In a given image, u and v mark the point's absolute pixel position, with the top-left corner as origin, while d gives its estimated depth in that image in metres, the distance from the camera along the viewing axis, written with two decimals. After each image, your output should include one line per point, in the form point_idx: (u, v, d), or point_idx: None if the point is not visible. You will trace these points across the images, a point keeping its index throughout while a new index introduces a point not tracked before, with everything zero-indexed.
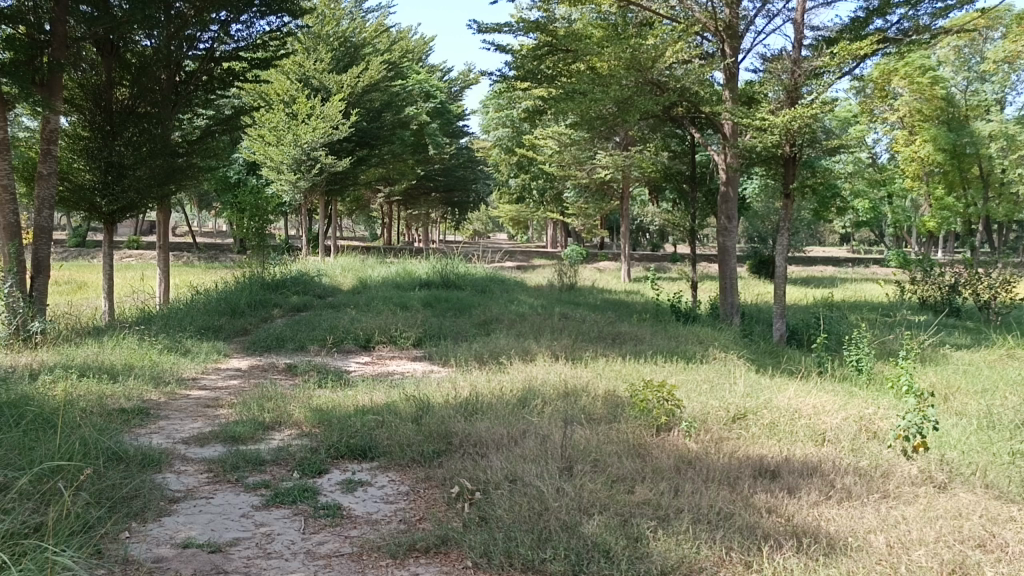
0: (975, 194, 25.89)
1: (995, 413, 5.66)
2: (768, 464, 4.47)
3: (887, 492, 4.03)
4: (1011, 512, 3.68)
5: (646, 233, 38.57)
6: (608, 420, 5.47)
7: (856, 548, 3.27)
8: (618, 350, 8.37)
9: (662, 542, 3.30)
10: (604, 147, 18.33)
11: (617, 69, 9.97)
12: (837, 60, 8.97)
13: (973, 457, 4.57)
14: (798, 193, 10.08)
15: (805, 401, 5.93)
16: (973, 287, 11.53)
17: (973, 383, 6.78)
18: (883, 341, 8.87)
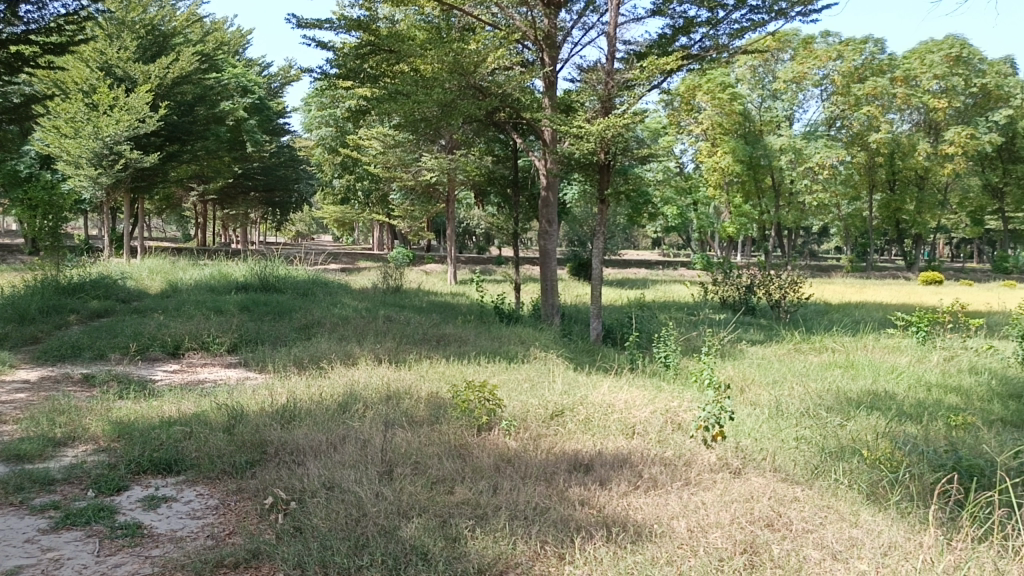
0: (769, 203, 28.36)
1: (783, 403, 6.19)
2: (582, 459, 4.64)
3: (688, 479, 4.30)
4: (796, 492, 4.03)
5: (471, 236, 39.08)
6: (430, 421, 5.47)
7: (660, 534, 3.46)
8: (442, 352, 8.40)
9: (479, 541, 3.34)
10: (429, 149, 18.39)
11: (440, 72, 9.98)
12: (647, 74, 9.52)
13: (763, 443, 4.98)
14: (612, 198, 10.53)
15: (618, 397, 6.22)
16: (766, 288, 12.56)
17: (765, 375, 7.38)
18: (688, 338, 9.48)
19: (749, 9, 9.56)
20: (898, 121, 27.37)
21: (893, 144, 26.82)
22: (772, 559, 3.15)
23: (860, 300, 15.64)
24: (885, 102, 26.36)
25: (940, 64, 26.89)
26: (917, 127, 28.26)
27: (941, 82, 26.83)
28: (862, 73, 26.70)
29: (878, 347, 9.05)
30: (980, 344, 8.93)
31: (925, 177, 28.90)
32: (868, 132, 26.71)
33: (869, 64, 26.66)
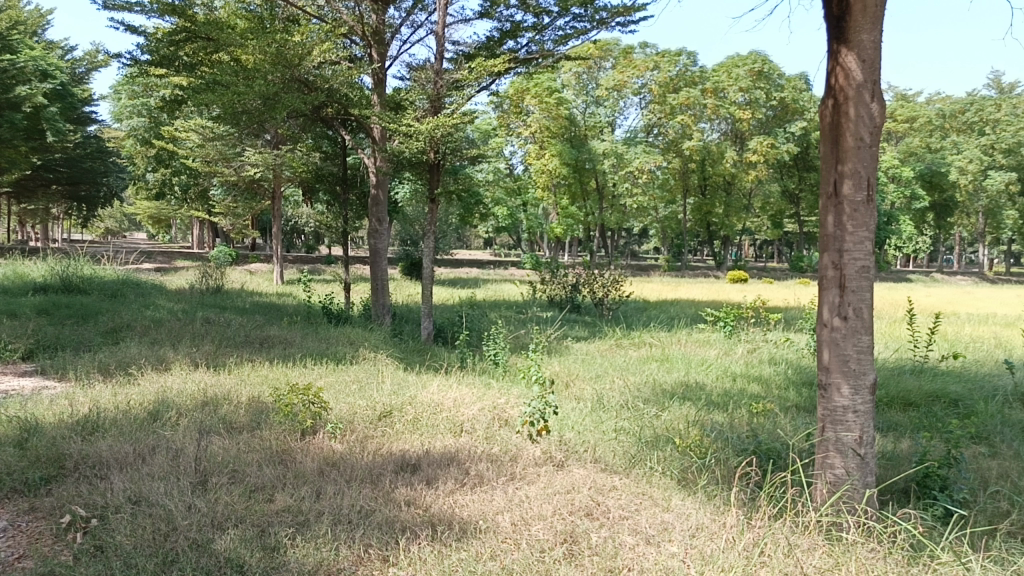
0: (593, 205, 29.47)
1: (604, 396, 6.45)
2: (409, 459, 4.60)
3: (513, 474, 4.37)
4: (615, 482, 4.20)
5: (300, 235, 37.88)
6: (250, 428, 5.23)
7: (484, 530, 3.49)
8: (265, 355, 8.07)
9: (300, 549, 3.23)
10: (253, 144, 17.69)
11: (263, 64, 9.57)
12: (475, 75, 9.60)
13: (585, 436, 5.15)
14: (442, 197, 10.51)
15: (446, 395, 6.23)
16: (590, 286, 13.05)
17: (588, 370, 7.66)
18: (517, 335, 9.68)
19: (572, 16, 9.86)
20: (709, 131, 29.45)
21: (703, 151, 28.67)
22: (591, 547, 3.26)
23: (674, 301, 15.77)
24: (697, 112, 27.99)
25: (744, 77, 29.00)
26: (725, 136, 30.27)
27: (746, 95, 28.94)
28: (676, 84, 28.36)
29: (691, 341, 9.61)
30: (778, 337, 9.71)
31: (732, 183, 30.94)
32: (682, 139, 28.29)
33: (682, 75, 28.30)
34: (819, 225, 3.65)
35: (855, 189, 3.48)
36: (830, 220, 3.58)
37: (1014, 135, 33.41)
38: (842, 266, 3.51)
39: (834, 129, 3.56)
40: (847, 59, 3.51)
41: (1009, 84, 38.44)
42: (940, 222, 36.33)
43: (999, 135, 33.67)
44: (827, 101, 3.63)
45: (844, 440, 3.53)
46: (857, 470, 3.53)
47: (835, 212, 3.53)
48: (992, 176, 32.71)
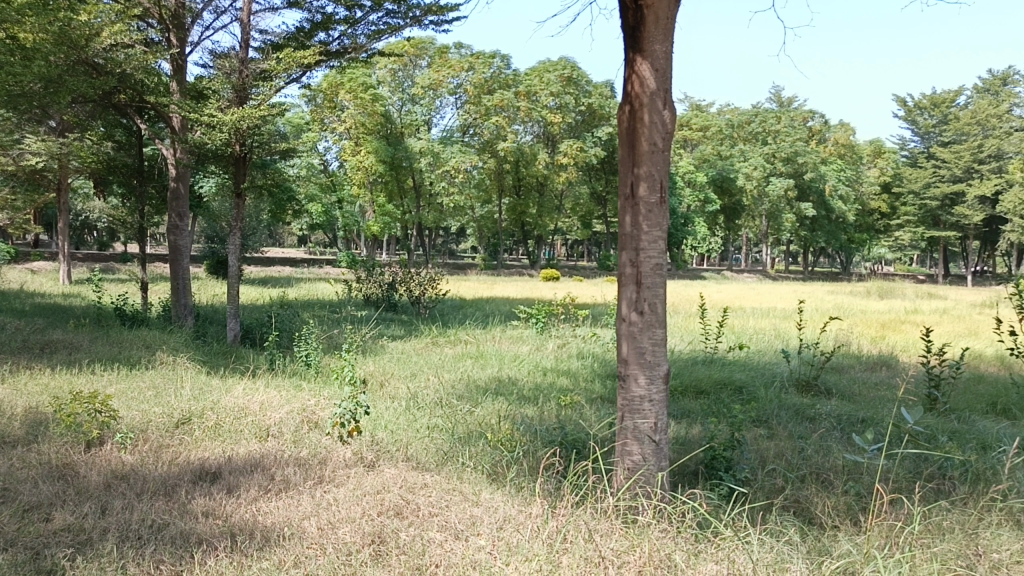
0: (409, 204, 29.14)
1: (418, 394, 6.43)
2: (209, 467, 4.36)
3: (321, 477, 4.25)
4: (425, 479, 4.19)
5: (91, 231, 34.94)
6: (26, 442, 4.75)
7: (288, 537, 3.37)
8: (47, 361, 7.35)
9: (82, 570, 2.97)
10: (35, 130, 16.14)
11: (43, 43, 8.72)
12: (283, 66, 9.25)
13: (398, 435, 5.12)
14: (249, 192, 10.03)
15: (252, 399, 5.97)
16: (407, 285, 13.00)
17: (403, 368, 7.62)
18: (330, 335, 9.43)
19: (386, 12, 9.75)
20: (522, 132, 30.06)
21: (517, 152, 29.34)
22: (398, 546, 3.24)
23: (488, 299, 15.93)
24: (511, 114, 28.72)
25: (555, 82, 30.07)
26: (538, 138, 31.04)
27: (556, 99, 29.90)
28: (491, 86, 28.92)
29: (504, 338, 9.81)
30: (586, 332, 10.13)
31: (545, 184, 31.89)
32: (497, 140, 28.81)
33: (496, 77, 28.95)
34: (618, 223, 3.83)
35: (648, 191, 3.68)
36: (627, 219, 3.76)
37: (791, 146, 36.88)
38: (638, 263, 3.71)
39: (630, 133, 3.75)
40: (641, 67, 3.70)
41: (787, 98, 42.37)
42: (730, 224, 39.37)
43: (779, 145, 37.05)
44: (623, 106, 3.81)
45: (641, 427, 3.73)
46: (652, 455, 3.74)
47: (632, 212, 3.72)
48: (774, 183, 35.91)
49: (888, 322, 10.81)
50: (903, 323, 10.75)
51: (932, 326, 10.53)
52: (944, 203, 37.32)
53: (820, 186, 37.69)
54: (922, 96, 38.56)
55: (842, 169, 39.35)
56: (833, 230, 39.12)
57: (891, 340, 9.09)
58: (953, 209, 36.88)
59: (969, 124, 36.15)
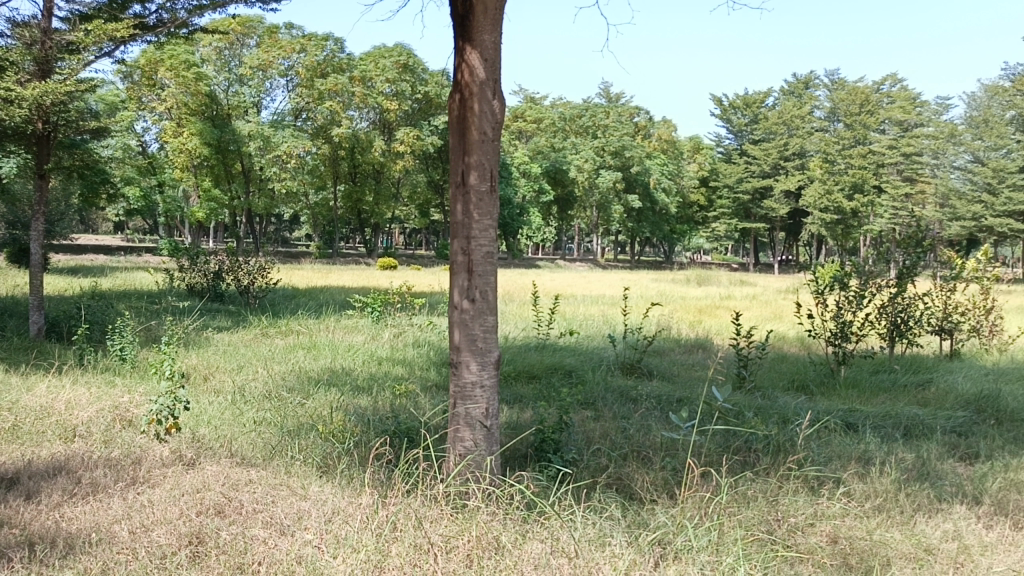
0: (238, 189, 27.92)
1: (245, 387, 6.18)
2: (4, 473, 3.99)
3: (135, 478, 4.00)
4: (252, 475, 4.03)
5: None
6: None
7: (95, 543, 3.15)
8: None
9: None
10: None
11: None
12: (92, 39, 8.56)
13: (221, 430, 4.91)
14: (54, 174, 9.23)
15: (56, 398, 5.51)
16: (235, 274, 12.43)
17: (229, 361, 7.30)
18: (149, 328, 8.86)
19: None
20: (357, 119, 29.48)
21: (352, 139, 28.68)
22: (218, 546, 3.10)
23: (321, 288, 15.53)
24: (345, 99, 28.10)
25: (391, 69, 29.70)
26: (373, 125, 30.51)
27: (392, 86, 29.57)
28: (324, 69, 28.19)
29: (338, 327, 9.62)
30: (421, 320, 10.11)
31: (381, 172, 31.46)
32: (331, 125, 28.04)
33: (330, 60, 28.25)
34: (449, 211, 3.83)
35: (480, 179, 3.71)
36: (458, 208, 3.77)
37: (619, 140, 38.42)
38: (469, 251, 3.73)
39: (460, 120, 3.76)
40: (471, 56, 3.71)
41: (615, 94, 44.06)
42: (563, 214, 40.48)
43: (608, 139, 38.42)
44: (454, 95, 3.81)
45: (473, 414, 3.77)
46: (483, 440, 3.80)
47: (463, 200, 3.73)
48: (603, 175, 37.28)
49: (704, 308, 11.52)
50: (718, 309, 11.50)
51: (743, 310, 11.33)
52: (755, 197, 40.44)
53: (646, 179, 39.54)
54: (736, 96, 41.11)
55: (666, 164, 41.46)
56: (657, 222, 41.14)
57: (707, 324, 9.71)
58: (762, 203, 39.94)
59: (776, 123, 38.98)
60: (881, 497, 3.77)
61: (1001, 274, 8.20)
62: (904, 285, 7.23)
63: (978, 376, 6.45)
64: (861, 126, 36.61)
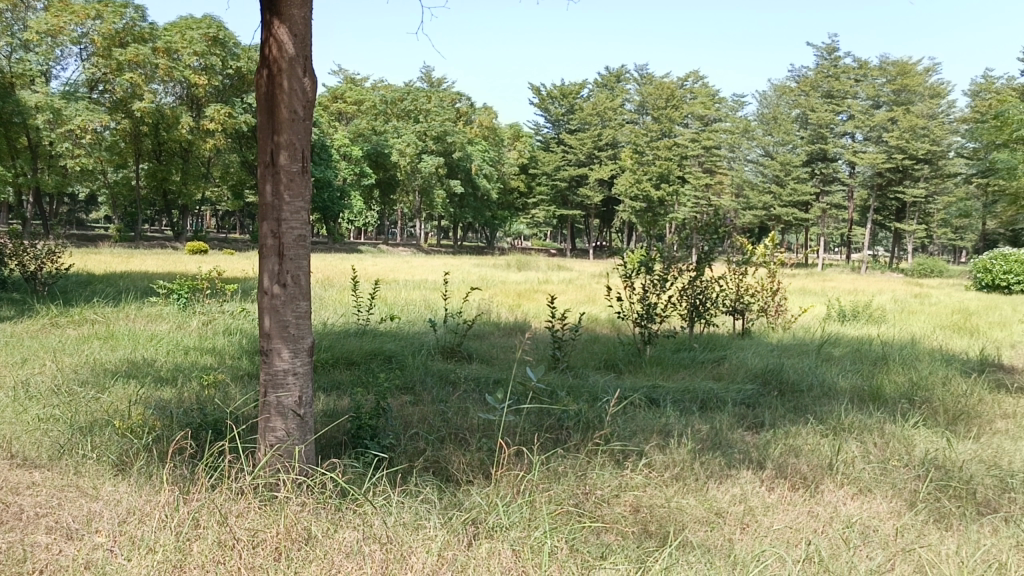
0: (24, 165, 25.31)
1: (30, 383, 5.63)
2: None
3: None
4: (34, 478, 3.69)
5: None
6: None
7: None
8: None
9: None
10: None
11: None
12: None
13: (2, 429, 4.45)
14: None
15: None
16: (18, 259, 11.16)
17: (11, 355, 6.61)
18: None
19: None
20: (162, 93, 27.59)
21: (155, 114, 26.76)
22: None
23: (121, 274, 14.41)
24: (147, 71, 26.29)
25: (198, 41, 28.09)
26: (180, 101, 28.77)
27: (200, 60, 28.12)
28: (122, 38, 26.26)
29: (140, 316, 8.97)
30: (233, 307, 9.64)
31: (189, 150, 29.65)
32: (133, 100, 26.30)
33: (129, 29, 26.39)
34: (258, 192, 3.65)
35: (290, 160, 3.57)
36: (268, 188, 3.60)
37: (441, 125, 38.42)
38: (279, 235, 3.58)
39: (268, 98, 3.57)
40: (279, 31, 3.52)
41: (437, 78, 44.06)
42: (385, 198, 39.97)
43: (429, 123, 38.31)
44: (260, 71, 3.61)
45: (285, 403, 3.64)
46: (296, 430, 3.68)
47: (272, 180, 3.56)
48: (425, 160, 37.10)
49: (523, 292, 11.79)
50: (536, 293, 11.81)
51: (559, 293, 11.71)
52: (571, 184, 41.90)
53: (467, 165, 39.85)
54: (553, 86, 42.10)
55: (486, 150, 41.97)
56: (479, 207, 41.60)
57: (525, 307, 9.95)
58: (578, 190, 41.48)
59: (590, 114, 40.45)
60: (678, 466, 4.03)
61: (784, 259, 9.01)
62: (702, 268, 7.76)
63: (765, 352, 7.06)
64: (667, 120, 38.74)
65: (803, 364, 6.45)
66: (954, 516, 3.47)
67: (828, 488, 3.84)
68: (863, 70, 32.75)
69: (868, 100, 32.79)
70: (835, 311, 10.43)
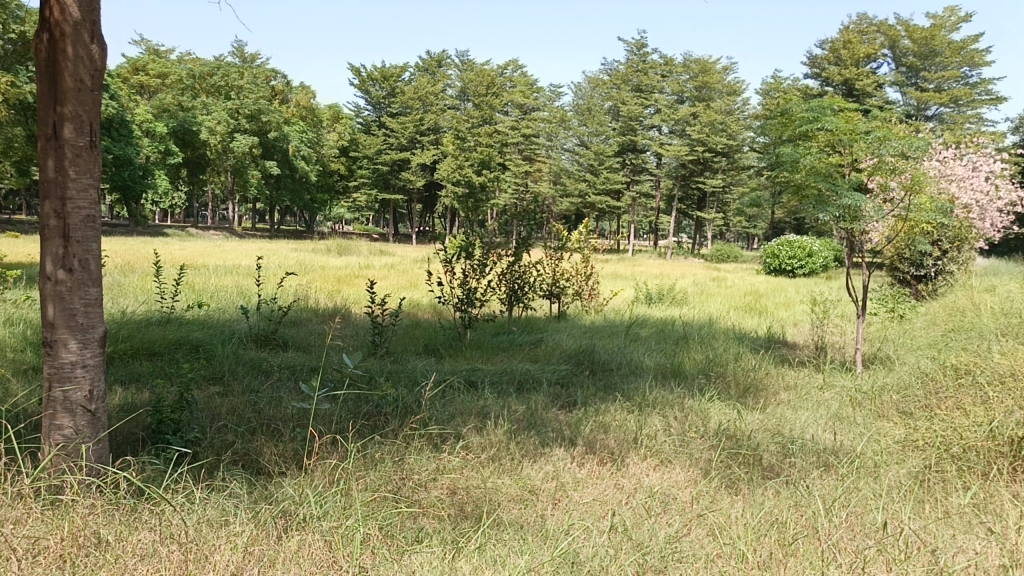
0: None
1: None
2: None
3: None
4: None
5: None
6: None
7: None
8: None
9: None
10: None
11: None
12: None
13: None
14: None
15: None
16: None
17: None
18: None
19: None
20: None
21: None
22: None
23: None
24: None
25: None
26: None
27: None
28: None
29: None
30: (16, 295, 8.73)
31: None
32: None
33: None
34: (37, 168, 3.29)
35: (75, 134, 3.25)
36: (48, 165, 3.26)
37: (255, 103, 36.82)
38: (64, 215, 3.26)
39: (50, 65, 3.23)
40: None
41: (250, 54, 42.12)
42: (194, 178, 37.74)
43: (242, 101, 36.56)
44: (39, 34, 3.25)
45: (72, 398, 3.35)
46: (86, 426, 3.41)
47: (55, 155, 3.23)
48: (238, 139, 35.33)
49: (342, 277, 11.54)
50: (356, 278, 11.60)
51: (379, 279, 11.56)
52: (393, 168, 41.70)
53: (284, 146, 38.46)
54: (374, 68, 41.35)
55: (304, 131, 40.64)
56: (296, 189, 40.27)
57: (344, 293, 9.74)
58: (400, 174, 41.27)
59: (412, 98, 40.17)
60: (495, 447, 4.11)
61: (597, 244, 9.40)
62: (519, 252, 7.92)
63: (578, 334, 7.33)
64: (487, 106, 39.07)
65: (613, 345, 6.76)
66: (742, 481, 3.76)
67: (633, 461, 4.05)
68: (668, 67, 34.97)
69: (673, 95, 35.17)
70: (642, 294, 11.02)
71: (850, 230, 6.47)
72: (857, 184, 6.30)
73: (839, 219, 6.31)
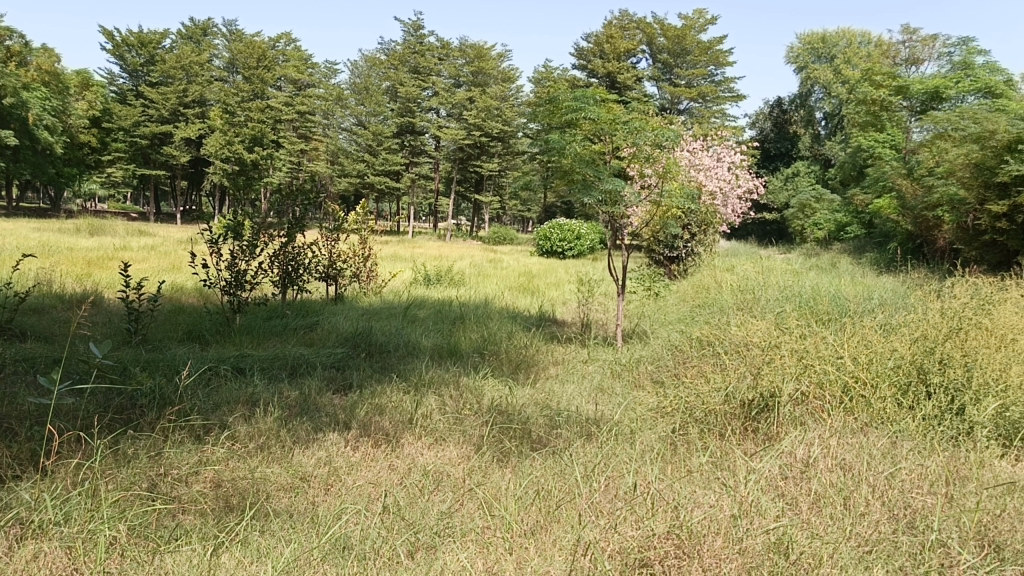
0: None
1: None
2: None
3: None
4: None
5: None
6: None
7: None
8: None
9: None
10: None
11: None
12: None
13: None
14: None
15: None
16: None
17: None
18: None
19: None
20: None
21: None
22: None
23: None
24: None
25: None
26: None
27: None
28: None
29: None
30: None
31: None
32: None
33: None
34: None
35: None
36: None
37: None
38: None
39: None
40: None
41: None
42: None
43: None
44: None
45: None
46: None
47: None
48: None
49: (93, 260, 10.55)
50: (108, 261, 10.66)
51: (136, 261, 10.68)
52: (153, 142, 38.77)
53: (21, 113, 33.65)
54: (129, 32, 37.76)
55: (47, 99, 36.58)
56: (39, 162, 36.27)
57: (95, 277, 8.90)
58: (161, 149, 38.47)
59: (174, 67, 37.43)
60: (263, 436, 3.95)
61: (373, 226, 9.31)
62: (293, 233, 7.67)
63: (354, 316, 7.25)
64: (258, 81, 37.30)
65: (390, 327, 6.74)
66: (512, 453, 3.92)
67: (407, 441, 4.07)
68: (444, 50, 35.37)
69: (449, 79, 35.67)
70: (420, 276, 11.08)
71: (612, 214, 6.91)
72: (618, 170, 6.75)
73: (601, 203, 6.74)
